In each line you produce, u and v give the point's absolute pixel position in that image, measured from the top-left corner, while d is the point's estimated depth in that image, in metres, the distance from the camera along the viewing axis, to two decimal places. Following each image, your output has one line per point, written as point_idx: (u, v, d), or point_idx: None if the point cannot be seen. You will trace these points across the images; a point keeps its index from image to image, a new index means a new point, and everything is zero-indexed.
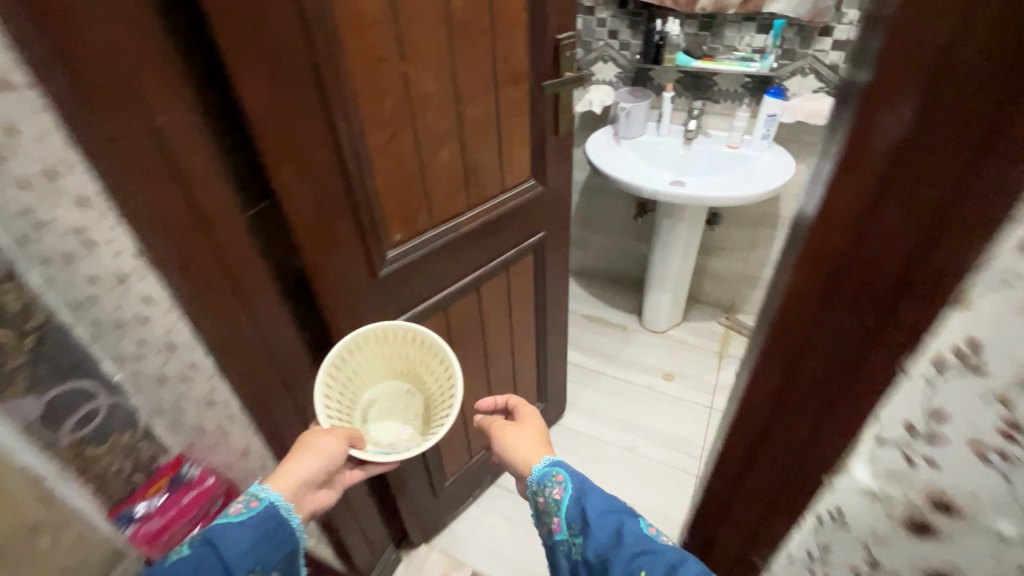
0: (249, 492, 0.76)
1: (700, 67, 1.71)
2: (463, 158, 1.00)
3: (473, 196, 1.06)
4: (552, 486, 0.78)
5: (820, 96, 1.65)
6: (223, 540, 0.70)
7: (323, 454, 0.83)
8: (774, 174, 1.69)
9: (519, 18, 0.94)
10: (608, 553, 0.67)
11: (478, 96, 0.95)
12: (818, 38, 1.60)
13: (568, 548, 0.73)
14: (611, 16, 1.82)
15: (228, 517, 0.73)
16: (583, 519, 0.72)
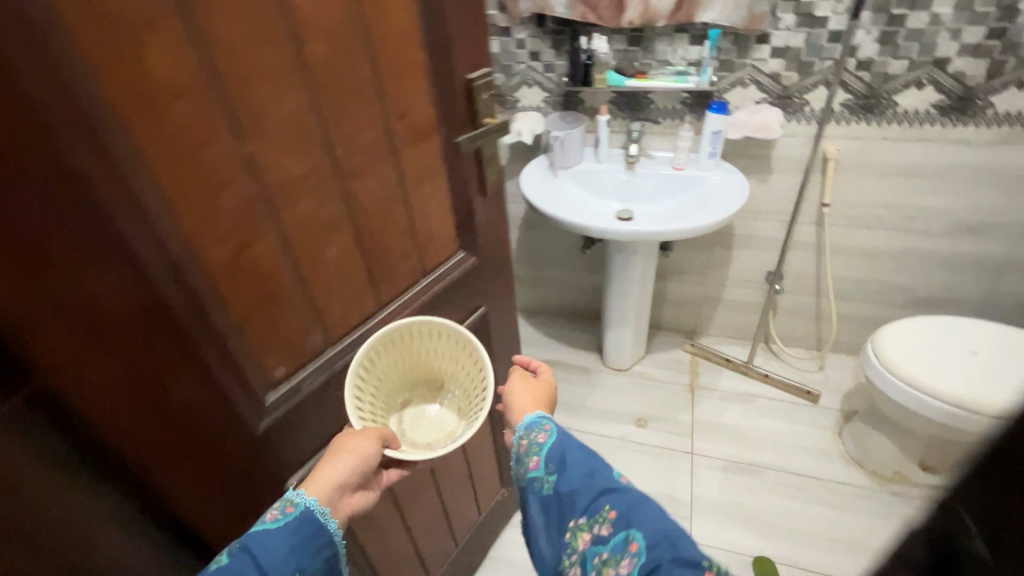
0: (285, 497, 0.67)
1: (634, 87, 1.54)
2: (363, 247, 0.75)
3: (382, 291, 0.81)
4: (541, 430, 0.76)
5: (765, 108, 1.52)
6: (261, 548, 0.62)
7: (354, 452, 0.72)
8: (729, 198, 1.54)
9: (413, 59, 0.71)
10: (578, 487, 0.67)
11: (373, 168, 0.71)
12: (755, 46, 1.46)
13: (539, 485, 0.71)
14: (530, 36, 1.63)
15: (264, 525, 0.64)
16: (561, 459, 0.71)
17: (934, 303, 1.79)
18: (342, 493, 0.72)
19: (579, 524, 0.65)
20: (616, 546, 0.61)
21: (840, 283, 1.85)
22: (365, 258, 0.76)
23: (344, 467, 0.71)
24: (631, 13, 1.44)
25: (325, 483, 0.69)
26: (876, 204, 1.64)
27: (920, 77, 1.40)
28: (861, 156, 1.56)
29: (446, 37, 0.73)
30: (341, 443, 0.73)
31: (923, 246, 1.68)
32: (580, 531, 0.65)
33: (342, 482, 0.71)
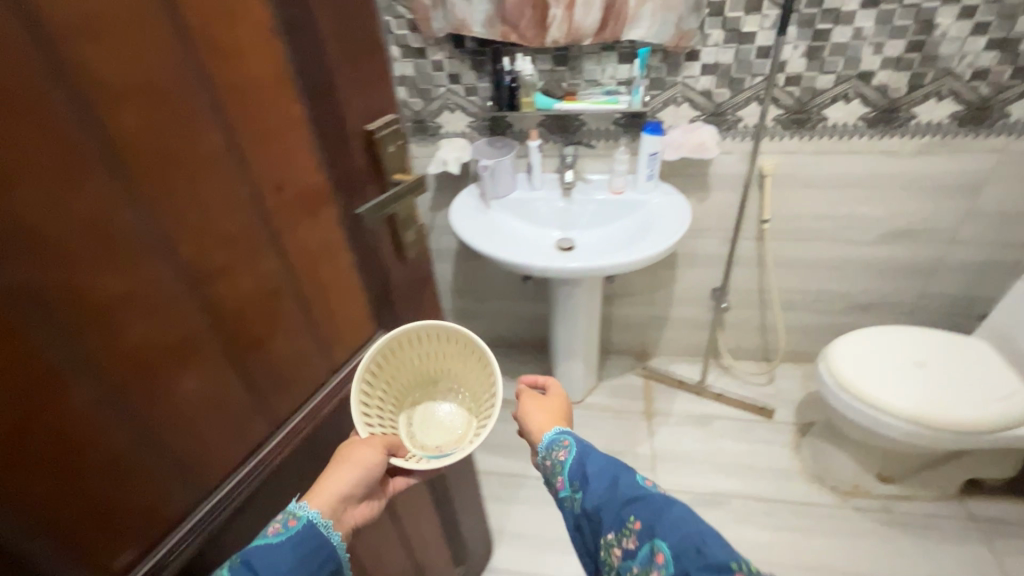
0: (286, 508, 0.64)
1: (564, 110, 1.43)
2: (241, 360, 0.58)
3: (276, 404, 0.64)
4: (561, 446, 0.78)
5: (700, 127, 1.46)
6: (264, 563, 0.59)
7: (357, 462, 0.68)
8: (672, 222, 1.46)
9: (287, 116, 0.55)
10: (600, 500, 0.67)
11: (243, 262, 0.55)
12: (685, 63, 1.39)
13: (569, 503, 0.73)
14: (447, 57, 1.47)
15: (265, 538, 0.61)
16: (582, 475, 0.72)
17: (870, 307, 1.81)
18: (347, 505, 0.68)
19: (609, 539, 0.65)
20: (644, 559, 0.61)
21: (783, 294, 1.83)
22: (245, 373, 0.59)
23: (346, 479, 0.68)
24: (554, 32, 1.33)
25: (328, 497, 0.66)
26: (812, 216, 1.62)
27: (847, 91, 1.38)
28: (795, 170, 1.53)
29: (332, 86, 0.57)
30: (346, 454, 0.69)
31: (858, 254, 1.69)
32: (611, 547, 0.65)
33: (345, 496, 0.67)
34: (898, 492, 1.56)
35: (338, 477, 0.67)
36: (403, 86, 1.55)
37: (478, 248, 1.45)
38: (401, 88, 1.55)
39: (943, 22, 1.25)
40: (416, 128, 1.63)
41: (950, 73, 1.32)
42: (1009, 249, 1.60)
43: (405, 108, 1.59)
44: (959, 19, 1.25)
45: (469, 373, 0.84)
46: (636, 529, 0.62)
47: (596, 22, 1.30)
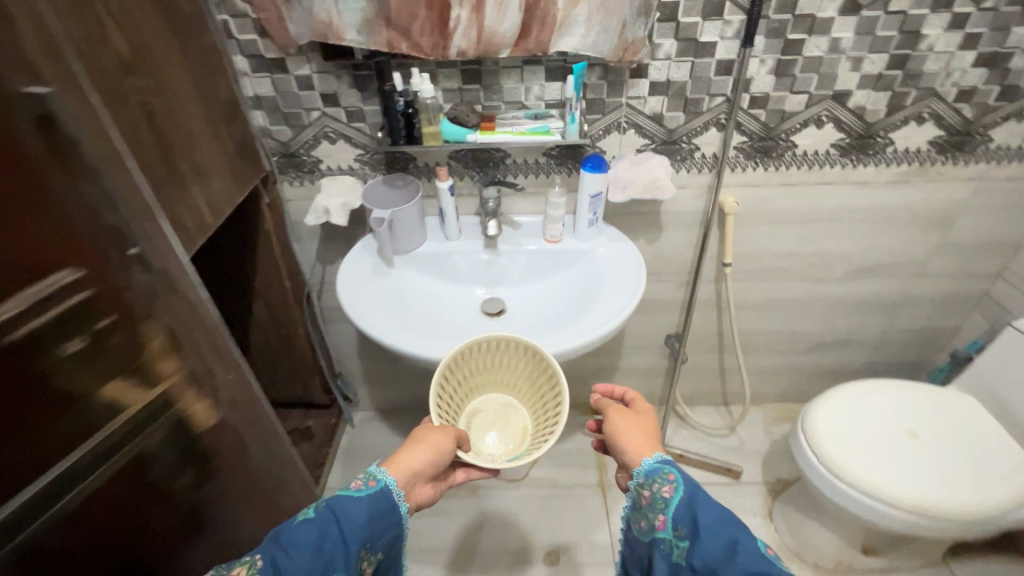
0: (368, 472, 0.82)
1: (481, 142, 1.08)
2: None
3: None
4: (663, 484, 0.80)
5: (649, 158, 1.18)
6: (338, 516, 0.75)
7: (425, 448, 0.87)
8: (624, 283, 1.16)
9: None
10: (718, 565, 0.71)
11: None
12: (630, 81, 1.09)
13: (670, 547, 0.77)
14: (318, 72, 1.08)
15: (351, 492, 0.80)
16: (691, 525, 0.75)
17: (835, 344, 1.64)
18: (417, 482, 0.87)
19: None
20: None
21: (744, 337, 1.62)
22: None
23: (417, 459, 0.86)
24: (460, 41, 0.98)
25: (403, 467, 0.85)
26: (778, 254, 1.40)
27: (819, 114, 1.15)
28: (760, 204, 1.29)
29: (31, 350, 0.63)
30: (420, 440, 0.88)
31: (825, 292, 1.49)
32: None
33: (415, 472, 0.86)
34: (886, 565, 1.37)
35: (411, 458, 0.86)
36: (260, 109, 1.14)
37: (373, 330, 1.08)
38: (257, 112, 1.14)
39: (930, 33, 1.03)
40: (287, 163, 1.22)
41: (933, 93, 1.11)
42: (977, 279, 1.46)
43: (267, 138, 1.18)
44: (948, 29, 1.03)
45: (531, 392, 1.06)
46: None
47: (515, 27, 0.97)
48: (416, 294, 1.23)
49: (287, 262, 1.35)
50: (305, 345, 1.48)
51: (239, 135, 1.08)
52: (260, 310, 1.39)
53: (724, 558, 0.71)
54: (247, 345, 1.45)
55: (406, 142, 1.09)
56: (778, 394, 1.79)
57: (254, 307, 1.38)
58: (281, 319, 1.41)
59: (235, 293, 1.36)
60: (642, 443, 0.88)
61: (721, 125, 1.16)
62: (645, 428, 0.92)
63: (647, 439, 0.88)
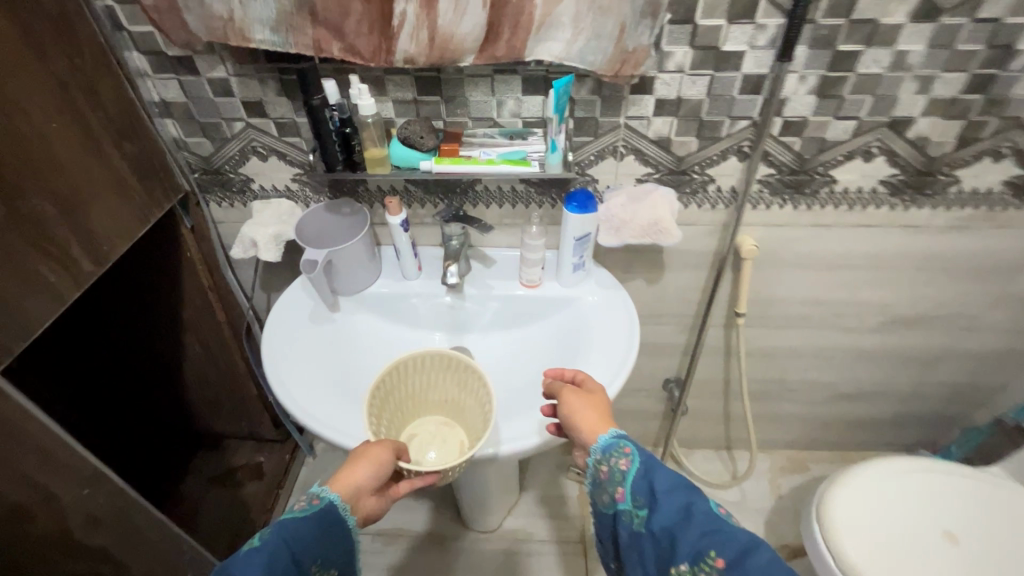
0: (311, 491, 0.76)
1: (439, 173, 0.86)
2: None
3: None
4: (619, 456, 0.71)
5: (650, 192, 0.96)
6: (287, 537, 0.70)
7: (370, 463, 0.78)
8: (613, 344, 0.95)
9: None
10: (676, 529, 0.62)
11: None
12: (631, 98, 0.86)
13: (629, 519, 0.67)
14: (235, 75, 0.86)
15: (294, 512, 0.73)
16: (649, 492, 0.66)
17: (858, 395, 1.43)
18: (363, 498, 0.77)
19: (680, 569, 0.61)
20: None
21: (754, 384, 1.41)
22: None
23: (362, 474, 0.78)
24: (407, 44, 0.76)
25: (349, 483, 0.77)
26: (800, 301, 1.18)
27: (869, 145, 0.91)
28: (783, 245, 1.07)
29: None
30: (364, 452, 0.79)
31: (853, 343, 1.27)
32: None
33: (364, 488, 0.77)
34: None
35: (356, 474, 0.77)
36: (170, 118, 0.92)
37: (296, 405, 0.87)
38: (166, 121, 0.92)
39: None
40: (211, 181, 1.01)
41: (1019, 124, 0.87)
42: None
43: (183, 152, 0.96)
44: None
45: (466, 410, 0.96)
46: (720, 566, 0.58)
47: (478, 28, 0.74)
48: (363, 344, 1.03)
49: (221, 293, 1.15)
50: (249, 380, 1.30)
51: (139, 154, 0.87)
52: (193, 345, 1.20)
53: (682, 520, 0.63)
54: (182, 380, 1.27)
55: (345, 169, 0.88)
56: (788, 442, 1.59)
57: (186, 342, 1.19)
58: (218, 354, 1.22)
59: (162, 327, 1.16)
60: (596, 420, 0.77)
61: (743, 154, 0.93)
62: (601, 403, 0.81)
63: (603, 415, 0.78)
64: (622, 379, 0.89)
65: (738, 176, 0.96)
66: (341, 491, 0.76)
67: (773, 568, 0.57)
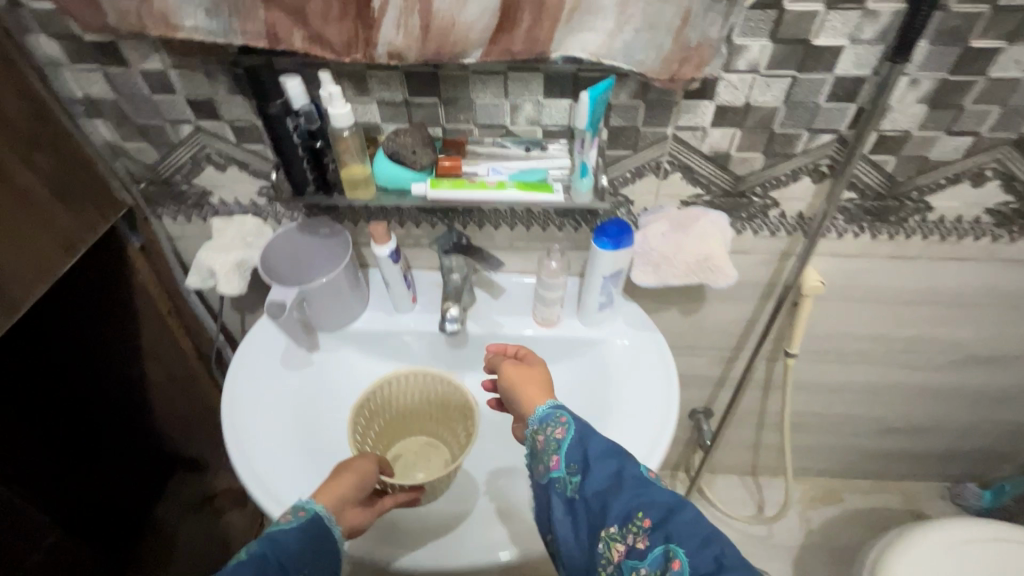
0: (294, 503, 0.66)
1: (439, 200, 0.68)
2: None
3: None
4: (553, 425, 0.67)
5: (698, 219, 0.77)
6: (277, 546, 0.61)
7: (359, 471, 0.71)
8: (648, 405, 0.78)
9: None
10: (608, 493, 0.59)
11: None
12: (684, 104, 0.67)
13: (563, 487, 0.63)
14: (174, 66, 0.66)
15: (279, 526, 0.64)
16: (583, 458, 0.62)
17: (908, 430, 1.27)
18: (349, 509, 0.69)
19: (611, 532, 0.57)
20: (655, 560, 0.54)
21: (792, 416, 1.25)
22: None
23: (351, 481, 0.70)
24: (393, 34, 0.56)
25: (340, 489, 0.68)
26: (860, 336, 1.01)
27: (982, 166, 0.72)
28: (852, 277, 0.89)
29: None
30: (347, 464, 0.72)
31: (914, 380, 1.11)
32: (614, 541, 0.56)
33: (352, 496, 0.69)
34: None
35: (343, 480, 0.69)
36: (100, 118, 0.73)
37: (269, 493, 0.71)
38: (95, 121, 0.73)
39: None
40: (161, 194, 0.83)
41: None
42: None
43: (122, 159, 0.78)
44: None
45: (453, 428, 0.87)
46: (648, 526, 0.55)
47: (488, 14, 0.54)
48: (346, 395, 0.87)
49: (184, 318, 0.99)
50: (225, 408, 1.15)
51: (57, 168, 0.69)
52: (157, 373, 1.05)
53: (613, 484, 0.59)
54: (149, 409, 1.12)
55: (317, 191, 0.69)
56: (820, 471, 1.45)
57: (149, 370, 1.04)
58: (188, 382, 1.07)
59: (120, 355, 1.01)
60: (537, 390, 0.73)
61: (821, 174, 0.73)
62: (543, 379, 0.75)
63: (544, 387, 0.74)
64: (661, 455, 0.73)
65: (809, 200, 0.77)
66: (329, 499, 0.67)
67: (697, 525, 0.55)
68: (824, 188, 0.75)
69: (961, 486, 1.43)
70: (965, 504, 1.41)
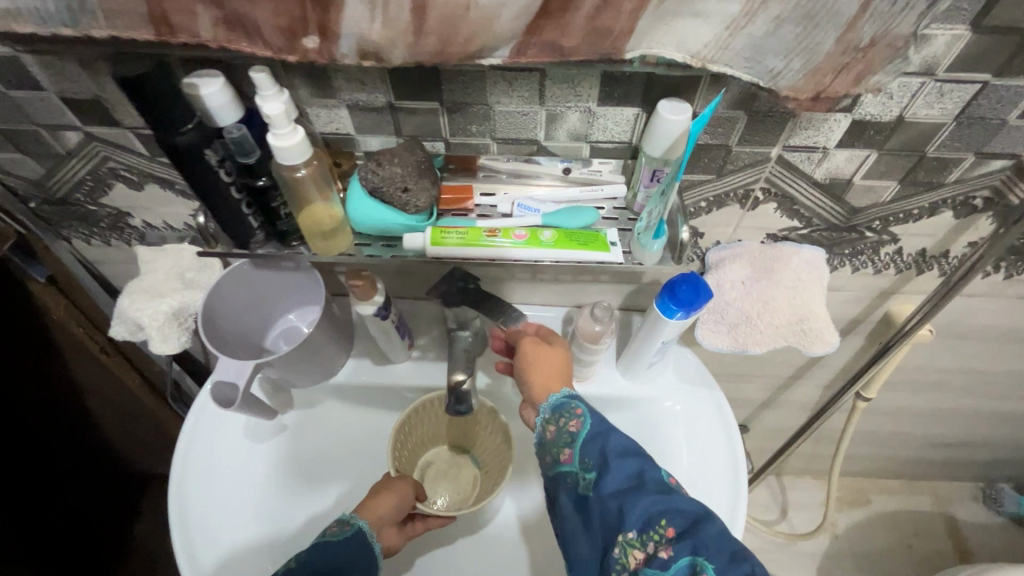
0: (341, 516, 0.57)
1: (445, 258, 0.47)
2: None
3: None
4: (568, 416, 0.49)
5: (788, 259, 0.57)
6: (327, 558, 0.52)
7: (401, 491, 0.60)
8: (710, 496, 0.62)
9: None
10: (628, 494, 0.44)
11: None
12: (808, 117, 0.45)
13: (572, 485, 0.47)
14: (26, 51, 0.43)
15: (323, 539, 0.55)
16: (601, 451, 0.46)
17: (962, 444, 1.14)
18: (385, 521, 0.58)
19: (628, 537, 0.43)
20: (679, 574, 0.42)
21: (834, 433, 1.12)
22: None
23: (393, 502, 0.59)
24: (367, 21, 0.34)
25: (382, 511, 0.57)
26: (944, 368, 0.83)
27: None
28: (960, 314, 0.70)
29: None
30: (386, 480, 0.60)
31: (990, 405, 0.95)
32: (629, 550, 0.43)
33: (394, 517, 0.59)
34: None
35: (384, 501, 0.58)
36: None
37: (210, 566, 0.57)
38: None
39: None
40: (61, 214, 0.60)
41: None
42: None
43: None
44: None
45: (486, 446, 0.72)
46: (673, 538, 0.42)
47: None
48: (344, 441, 0.70)
49: (126, 353, 0.81)
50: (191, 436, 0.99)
51: None
52: (104, 408, 0.87)
53: (632, 486, 0.44)
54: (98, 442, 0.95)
55: (267, 240, 0.48)
56: (850, 472, 1.32)
57: (92, 406, 0.86)
58: (140, 415, 0.90)
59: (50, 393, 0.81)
60: (553, 374, 0.54)
61: (971, 208, 0.53)
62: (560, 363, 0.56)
63: (564, 375, 0.55)
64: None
65: (941, 237, 0.57)
66: (372, 517, 0.57)
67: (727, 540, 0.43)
68: (971, 225, 0.55)
69: (997, 489, 1.30)
70: (1001, 509, 1.30)
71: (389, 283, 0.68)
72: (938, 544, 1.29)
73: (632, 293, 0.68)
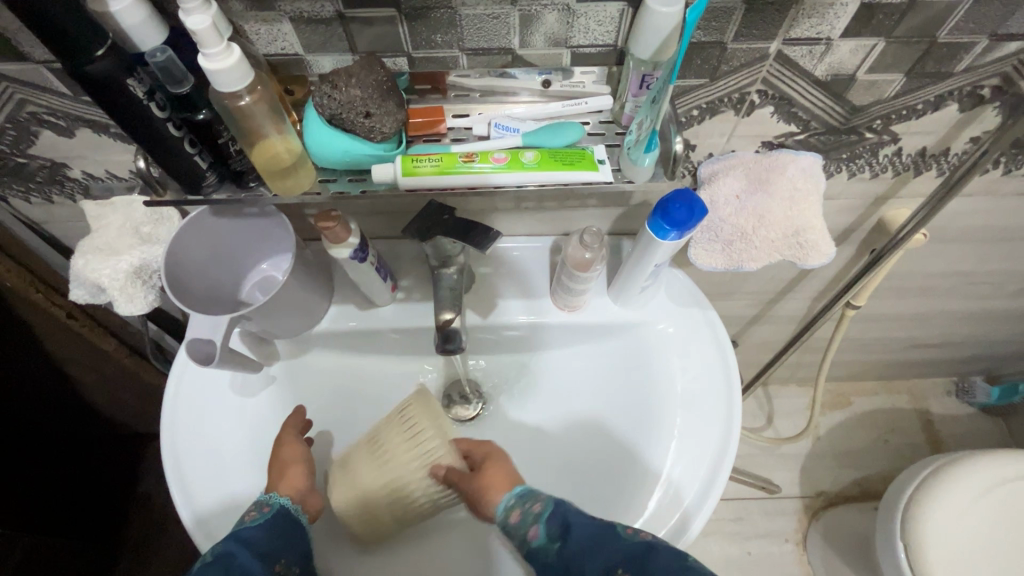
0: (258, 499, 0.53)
1: (421, 189, 0.43)
2: None
3: None
4: (532, 500, 0.48)
5: (786, 166, 0.54)
6: (247, 543, 0.48)
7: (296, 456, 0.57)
8: (701, 413, 0.61)
9: None
10: (585, 547, 0.43)
11: None
12: (813, 1, 0.40)
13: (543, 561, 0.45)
14: None
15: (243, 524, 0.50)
16: (564, 527, 0.45)
17: (939, 344, 1.17)
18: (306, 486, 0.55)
19: None
20: None
21: (815, 342, 1.15)
22: None
23: (302, 471, 0.56)
24: None
25: (298, 480, 0.55)
26: (931, 271, 0.83)
27: None
28: (952, 214, 0.69)
29: None
30: (279, 453, 0.57)
31: (970, 306, 0.97)
32: None
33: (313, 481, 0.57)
34: None
35: (293, 472, 0.55)
36: None
37: (210, 500, 0.57)
38: None
39: None
40: None
41: None
42: None
43: None
44: None
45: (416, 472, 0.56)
46: None
47: None
48: (342, 377, 0.68)
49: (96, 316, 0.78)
50: None
51: None
52: (83, 373, 0.86)
53: (586, 548, 0.43)
54: (84, 409, 0.94)
55: (220, 182, 0.43)
56: (833, 377, 1.36)
57: (73, 371, 0.85)
58: (123, 377, 0.88)
59: (22, 364, 0.79)
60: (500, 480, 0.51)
61: (979, 98, 0.50)
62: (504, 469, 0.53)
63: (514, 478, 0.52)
64: (706, 516, 0.57)
65: (945, 133, 0.54)
66: (292, 491, 0.54)
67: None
68: (975, 118, 0.52)
69: (970, 382, 1.36)
70: (973, 400, 1.37)
71: (366, 223, 0.64)
72: (912, 437, 1.36)
73: (621, 217, 0.65)
